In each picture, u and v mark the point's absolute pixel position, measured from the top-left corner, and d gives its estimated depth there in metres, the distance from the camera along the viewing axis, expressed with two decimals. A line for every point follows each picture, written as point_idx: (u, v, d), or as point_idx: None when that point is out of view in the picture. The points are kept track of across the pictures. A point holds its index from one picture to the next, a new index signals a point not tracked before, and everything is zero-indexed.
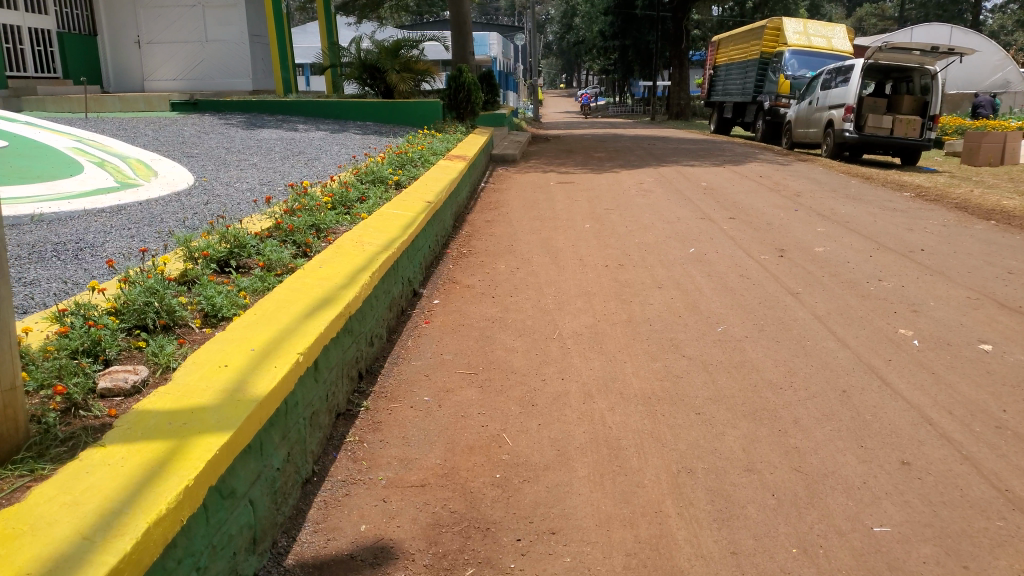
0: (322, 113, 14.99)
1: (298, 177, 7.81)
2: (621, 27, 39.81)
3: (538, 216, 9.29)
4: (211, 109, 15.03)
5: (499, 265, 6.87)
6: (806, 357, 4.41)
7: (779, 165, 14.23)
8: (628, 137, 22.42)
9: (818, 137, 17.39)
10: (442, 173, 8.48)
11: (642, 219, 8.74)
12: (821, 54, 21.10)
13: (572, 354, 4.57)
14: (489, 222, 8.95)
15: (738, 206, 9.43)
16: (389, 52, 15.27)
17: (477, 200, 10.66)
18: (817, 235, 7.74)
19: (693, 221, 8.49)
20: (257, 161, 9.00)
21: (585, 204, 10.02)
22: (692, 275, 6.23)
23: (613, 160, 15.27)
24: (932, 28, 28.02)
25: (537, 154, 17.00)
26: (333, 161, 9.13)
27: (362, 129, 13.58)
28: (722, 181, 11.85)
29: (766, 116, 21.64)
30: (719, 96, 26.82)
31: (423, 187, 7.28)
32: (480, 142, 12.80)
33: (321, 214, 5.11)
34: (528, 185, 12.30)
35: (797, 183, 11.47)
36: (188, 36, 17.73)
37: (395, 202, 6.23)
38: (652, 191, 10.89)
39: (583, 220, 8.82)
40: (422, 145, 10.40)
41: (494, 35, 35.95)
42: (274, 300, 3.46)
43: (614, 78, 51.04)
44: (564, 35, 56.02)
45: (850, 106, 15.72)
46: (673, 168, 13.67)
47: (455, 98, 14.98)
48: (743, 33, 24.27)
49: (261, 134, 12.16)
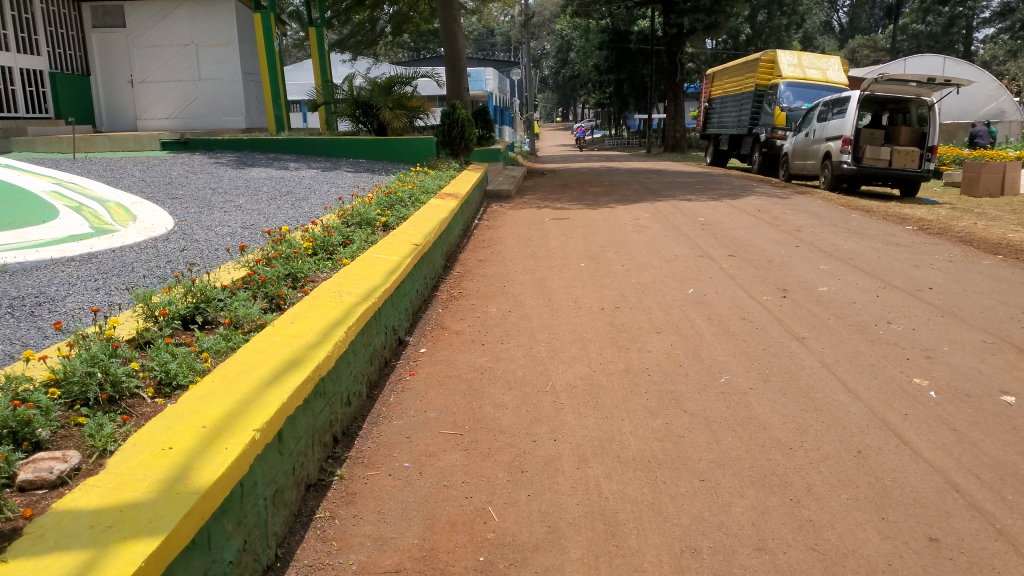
0: (314, 150, 14.84)
1: (283, 218, 7.57)
2: (616, 60, 40.06)
3: (532, 254, 9.04)
4: (202, 148, 14.88)
5: (491, 308, 6.59)
6: (816, 411, 4.12)
7: (778, 198, 14.04)
8: (624, 170, 22.29)
9: (815, 169, 17.27)
10: (433, 212, 8.27)
11: (639, 257, 8.49)
12: (816, 86, 21.10)
13: (565, 410, 4.28)
14: (481, 261, 8.69)
15: (737, 242, 9.19)
16: (383, 89, 15.19)
17: (470, 238, 10.43)
18: (820, 273, 7.49)
19: (691, 259, 8.24)
20: (242, 201, 8.77)
21: (580, 242, 9.78)
22: (692, 319, 5.95)
23: (609, 195, 15.08)
24: (925, 59, 28.16)
25: (533, 189, 16.83)
26: (322, 201, 8.91)
27: (354, 167, 13.42)
28: (721, 216, 11.64)
29: (763, 148, 21.56)
30: (714, 128, 26.80)
31: (411, 228, 7.06)
32: (474, 179, 12.62)
33: (299, 261, 4.88)
34: (522, 221, 12.08)
35: (796, 217, 11.25)
36: (181, 74, 17.68)
37: (381, 246, 6.00)
38: (649, 227, 10.67)
39: (579, 259, 8.56)
40: (414, 183, 10.19)
41: (490, 70, 36.13)
42: (237, 364, 3.20)
43: (610, 112, 51.33)
44: (559, 69, 56.46)
45: (847, 137, 15.60)
46: (670, 202, 13.47)
47: (449, 134, 14.86)
48: (737, 65, 24.31)
49: (251, 173, 11.98)
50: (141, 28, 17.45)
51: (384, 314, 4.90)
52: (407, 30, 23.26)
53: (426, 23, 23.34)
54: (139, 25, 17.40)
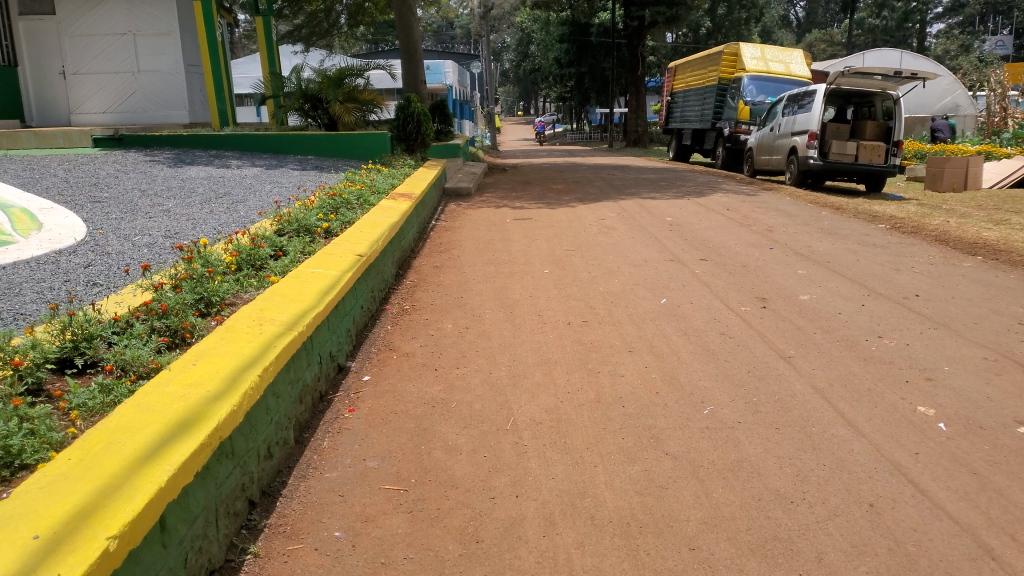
0: (260, 147, 14.03)
1: (214, 223, 6.84)
2: (577, 54, 39.58)
3: (492, 259, 8.42)
4: (139, 145, 13.97)
5: (446, 323, 5.98)
6: (816, 451, 3.60)
7: (745, 195, 13.64)
8: (586, 166, 21.77)
9: (780, 164, 16.95)
10: (383, 215, 7.61)
11: (607, 261, 7.95)
12: (779, 80, 20.81)
13: (530, 452, 3.70)
14: (438, 268, 8.05)
15: (708, 244, 8.71)
16: (332, 82, 14.41)
17: (426, 240, 9.79)
18: (799, 279, 7.03)
19: (661, 264, 7.72)
20: (172, 204, 8.00)
21: (543, 245, 9.20)
22: (667, 335, 5.41)
23: (572, 192, 14.53)
24: (883, 52, 28.22)
25: (493, 187, 16.19)
26: (261, 204, 8.19)
27: (302, 164, 12.67)
28: (689, 215, 11.17)
29: (726, 143, 21.24)
30: (677, 123, 26.45)
31: (358, 234, 6.41)
32: (430, 177, 11.97)
33: (215, 282, 4.24)
34: (482, 222, 11.48)
35: (766, 216, 10.81)
36: (118, 66, 16.67)
37: (320, 255, 5.37)
38: (615, 227, 10.15)
39: (542, 264, 7.98)
40: (365, 183, 9.50)
41: (449, 63, 35.28)
42: (116, 429, 2.64)
43: (572, 106, 50.93)
44: (519, 62, 55.78)
45: (813, 132, 15.30)
46: (635, 200, 12.99)
47: (403, 129, 14.13)
48: (700, 59, 23.95)
49: (189, 172, 11.17)
50: (74, 16, 16.34)
51: (317, 339, 4.28)
52: (362, 21, 22.44)
53: (381, 15, 22.47)
54: (70, 13, 16.31)
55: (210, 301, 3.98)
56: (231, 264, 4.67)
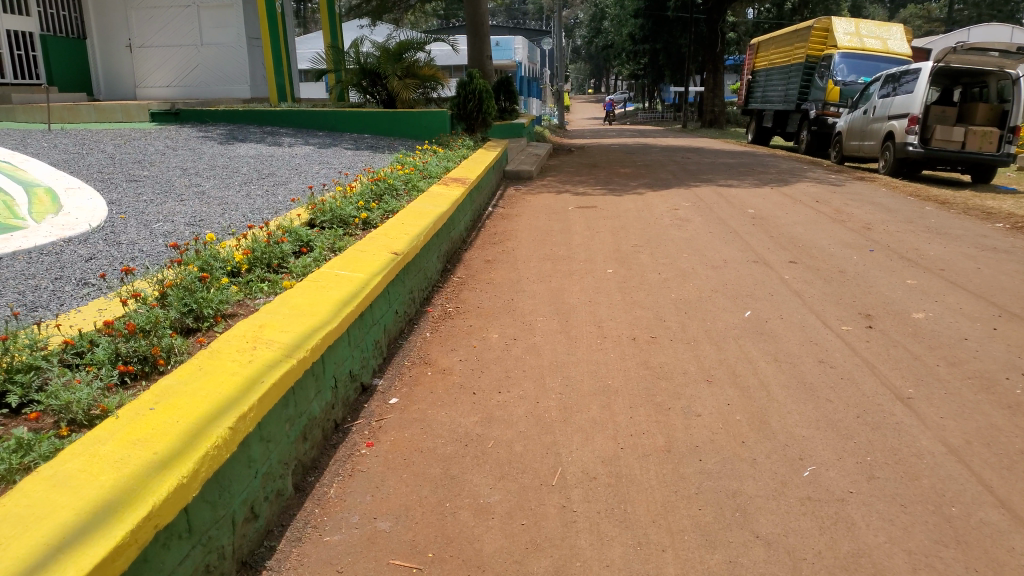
0: (318, 124, 13.50)
1: (245, 209, 6.23)
2: (652, 30, 37.97)
3: (551, 254, 7.65)
4: (195, 120, 13.66)
5: (492, 331, 5.22)
6: (960, 548, 2.75)
7: (833, 185, 12.43)
8: (658, 148, 20.61)
9: (874, 151, 15.51)
10: (432, 204, 6.85)
11: (680, 261, 7.07)
12: (875, 58, 19.12)
13: (582, 520, 2.93)
14: (490, 263, 7.31)
15: (796, 243, 7.72)
16: (391, 57, 13.77)
17: (481, 229, 9.06)
18: (908, 290, 6.02)
19: (743, 266, 6.80)
20: (208, 186, 7.45)
21: (609, 237, 8.35)
22: (753, 359, 4.55)
23: (642, 178, 13.55)
24: (990, 29, 25.85)
25: (558, 170, 15.32)
26: (303, 187, 7.56)
27: (357, 144, 12.07)
28: (771, 206, 10.11)
29: (811, 126, 19.75)
30: (757, 104, 24.91)
31: (398, 228, 5.65)
32: (490, 159, 11.18)
33: (210, 288, 3.53)
34: (543, 208, 10.69)
35: (862, 211, 9.67)
36: (181, 39, 16.41)
37: (349, 257, 4.59)
38: (690, 219, 9.22)
39: (606, 262, 7.17)
40: (416, 166, 8.80)
41: (519, 40, 34.15)
42: (8, 519, 1.82)
43: (645, 84, 49.26)
44: (592, 39, 54.19)
45: (915, 116, 13.80)
46: (711, 188, 11.95)
47: (465, 108, 13.37)
48: (785, 35, 22.34)
49: (238, 150, 10.68)
50: None
51: (335, 358, 3.51)
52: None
53: None
54: None
55: (201, 315, 3.25)
56: (239, 266, 3.98)
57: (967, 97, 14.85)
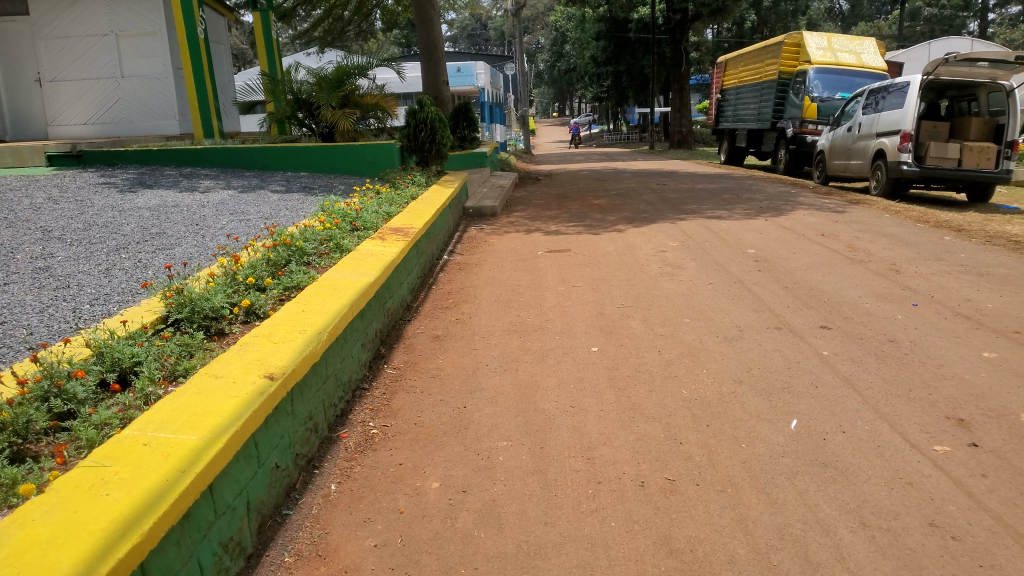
0: (245, 163, 11.83)
1: (86, 297, 4.52)
2: (615, 51, 36.90)
3: (516, 322, 6.00)
4: (102, 163, 11.84)
5: (432, 482, 3.52)
6: None
7: (833, 212, 11.02)
8: (630, 173, 19.12)
9: (862, 170, 14.17)
10: (359, 269, 5.25)
11: (684, 329, 5.47)
12: (851, 73, 17.96)
13: None
14: (437, 341, 5.63)
15: (820, 296, 6.20)
16: (329, 84, 12.16)
17: (431, 287, 7.40)
18: (998, 367, 4.48)
19: (766, 336, 5.23)
20: (62, 255, 5.72)
21: (589, 294, 6.73)
22: (828, 525, 2.93)
23: (618, 210, 12.02)
24: (951, 41, 25.26)
25: (524, 203, 13.72)
26: (191, 252, 5.85)
27: (289, 185, 10.41)
28: (773, 242, 8.61)
29: (790, 145, 18.52)
30: (729, 123, 23.66)
31: (296, 317, 4.07)
32: (443, 198, 9.59)
33: None
34: (507, 254, 9.11)
35: (878, 245, 8.24)
36: (99, 71, 14.60)
37: (195, 393, 3.02)
38: (683, 264, 7.67)
39: (587, 334, 5.56)
40: (346, 214, 7.15)
41: (480, 64, 32.43)
42: None
43: (610, 106, 48.38)
44: (555, 63, 53.14)
45: (907, 132, 12.50)
46: (698, 220, 10.47)
47: (415, 137, 11.67)
48: (756, 50, 21.14)
49: (138, 199, 8.96)
50: (47, 16, 14.41)
51: None
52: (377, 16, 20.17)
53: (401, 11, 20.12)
54: (43, 11, 14.38)
55: None
56: None
57: (954, 111, 13.49)
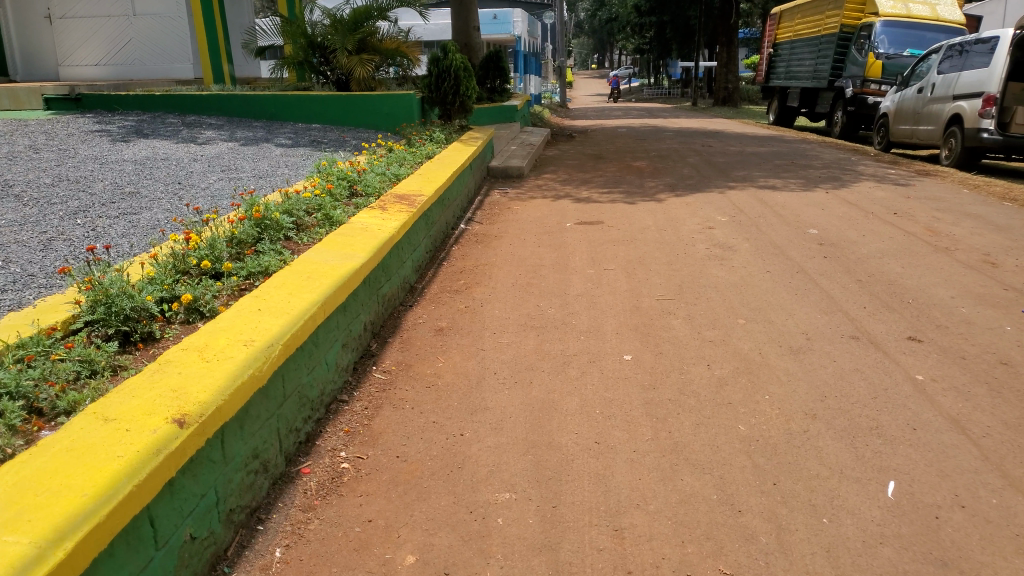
0: (254, 113, 10.96)
1: (5, 275, 3.67)
2: (659, 2, 34.92)
3: (537, 314, 5.09)
4: (102, 107, 11.02)
5: (406, 555, 2.63)
6: None
7: (901, 185, 9.84)
8: (671, 132, 17.83)
9: (931, 137, 12.81)
10: (345, 252, 4.33)
11: (738, 335, 4.53)
12: (922, 27, 16.37)
13: None
14: (440, 335, 4.74)
15: (904, 295, 5.19)
16: (345, 27, 11.06)
17: (441, 263, 6.51)
18: None
19: (841, 350, 4.27)
20: (10, 217, 4.89)
21: (623, 281, 5.79)
22: None
23: (660, 175, 10.92)
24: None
25: (555, 163, 12.68)
26: (156, 220, 5.01)
27: (296, 137, 9.49)
28: (837, 221, 7.54)
29: (848, 106, 17.13)
30: (780, 80, 22.09)
31: (248, 321, 3.14)
32: (465, 158, 8.64)
33: None
34: (532, 224, 8.17)
35: (961, 229, 7.14)
36: (110, 8, 13.58)
37: (66, 447, 2.10)
38: (735, 245, 6.66)
39: (620, 334, 4.64)
40: (347, 176, 6.23)
41: (517, 11, 30.56)
42: None
43: (651, 59, 46.34)
44: (595, 12, 50.95)
45: (991, 96, 11.16)
46: (748, 191, 9.38)
47: (438, 87, 10.64)
48: (816, 2, 19.54)
49: (128, 149, 8.13)
50: None
51: None
52: None
53: None
54: None
55: None
56: None
57: None
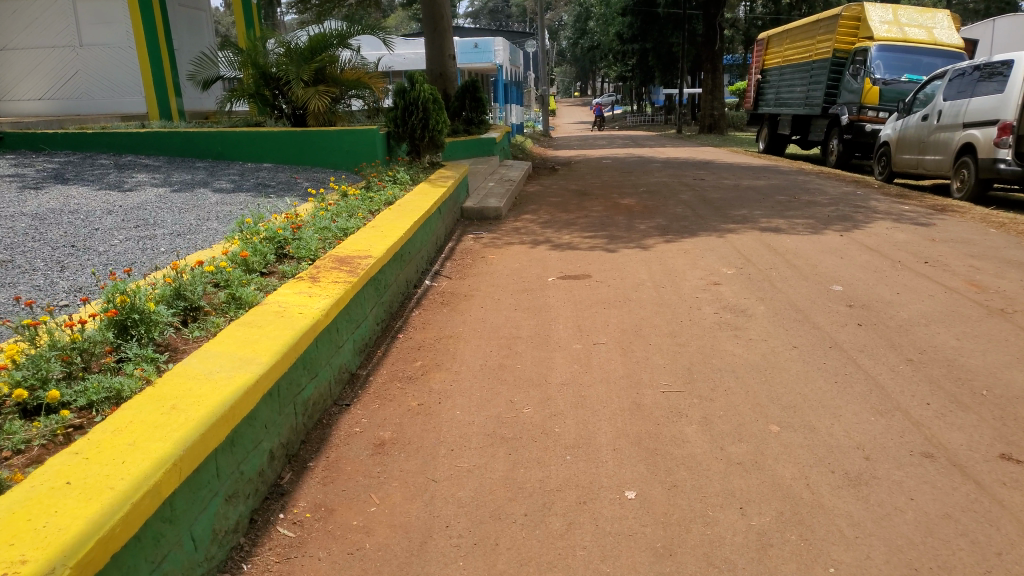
0: (198, 153, 9.86)
1: None
2: (641, 29, 34.30)
3: (509, 417, 4.00)
4: (27, 147, 9.88)
5: None
6: None
7: (921, 223, 8.84)
8: (660, 163, 16.86)
9: (939, 167, 11.87)
10: (245, 354, 3.21)
11: (772, 455, 3.43)
12: (919, 51, 15.58)
13: None
14: (379, 457, 3.64)
15: (974, 384, 4.09)
16: (297, 55, 10.17)
17: (397, 338, 5.41)
18: None
19: (916, 479, 3.18)
20: None
21: (617, 362, 4.69)
22: None
23: (651, 214, 9.88)
24: (1017, 18, 22.41)
25: (537, 200, 11.65)
26: (7, 306, 3.88)
27: (240, 181, 8.42)
28: (862, 272, 6.49)
29: (843, 134, 16.19)
30: (769, 107, 21.24)
31: (43, 508, 2.03)
32: (432, 199, 7.55)
33: None
34: (510, 277, 7.09)
35: (1009, 281, 6.09)
36: (53, 39, 12.51)
37: None
38: (748, 309, 5.59)
39: (618, 451, 3.54)
40: (277, 237, 5.18)
41: (499, 40, 29.67)
42: None
43: (634, 86, 45.83)
44: (577, 40, 50.54)
45: (1009, 124, 10.17)
46: (753, 233, 8.36)
47: (404, 120, 9.62)
48: (805, 27, 18.79)
49: (35, 198, 7.02)
50: None
51: None
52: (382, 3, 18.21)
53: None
54: None
55: None
56: None
57: None
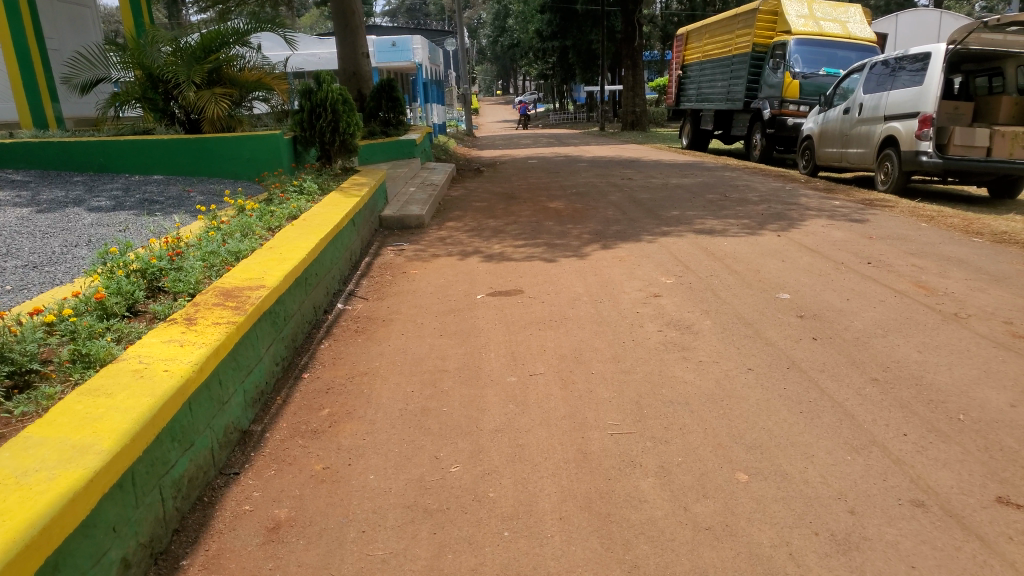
0: (76, 165, 8.79)
1: None
2: (561, 26, 34.01)
3: (434, 481, 3.42)
4: None
5: None
6: None
7: (855, 219, 8.61)
8: (586, 162, 16.46)
9: (862, 160, 11.79)
10: (78, 444, 2.63)
11: (745, 516, 2.91)
12: (835, 45, 15.66)
13: None
14: (273, 548, 3.06)
15: (952, 407, 3.66)
16: (187, 54, 9.20)
17: (304, 379, 4.70)
18: None
19: (913, 538, 2.71)
20: None
21: (556, 400, 4.09)
22: None
23: (583, 218, 9.38)
24: (920, 13, 23.11)
25: (461, 205, 11.01)
26: None
27: (121, 196, 7.51)
28: (806, 277, 6.10)
29: (765, 129, 16.16)
30: (691, 103, 21.16)
31: None
32: (341, 210, 6.85)
33: None
34: (433, 296, 6.43)
35: (956, 281, 5.80)
36: None
37: None
38: (695, 325, 5.10)
39: (567, 523, 2.99)
40: (146, 269, 4.45)
41: (417, 38, 28.79)
42: None
43: (556, 83, 45.61)
44: (497, 38, 49.99)
45: (927, 116, 10.05)
46: (689, 236, 7.95)
47: (310, 122, 8.82)
48: (723, 21, 18.72)
49: None
50: None
51: None
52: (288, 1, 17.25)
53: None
54: None
55: None
56: None
57: (970, 90, 11.07)
